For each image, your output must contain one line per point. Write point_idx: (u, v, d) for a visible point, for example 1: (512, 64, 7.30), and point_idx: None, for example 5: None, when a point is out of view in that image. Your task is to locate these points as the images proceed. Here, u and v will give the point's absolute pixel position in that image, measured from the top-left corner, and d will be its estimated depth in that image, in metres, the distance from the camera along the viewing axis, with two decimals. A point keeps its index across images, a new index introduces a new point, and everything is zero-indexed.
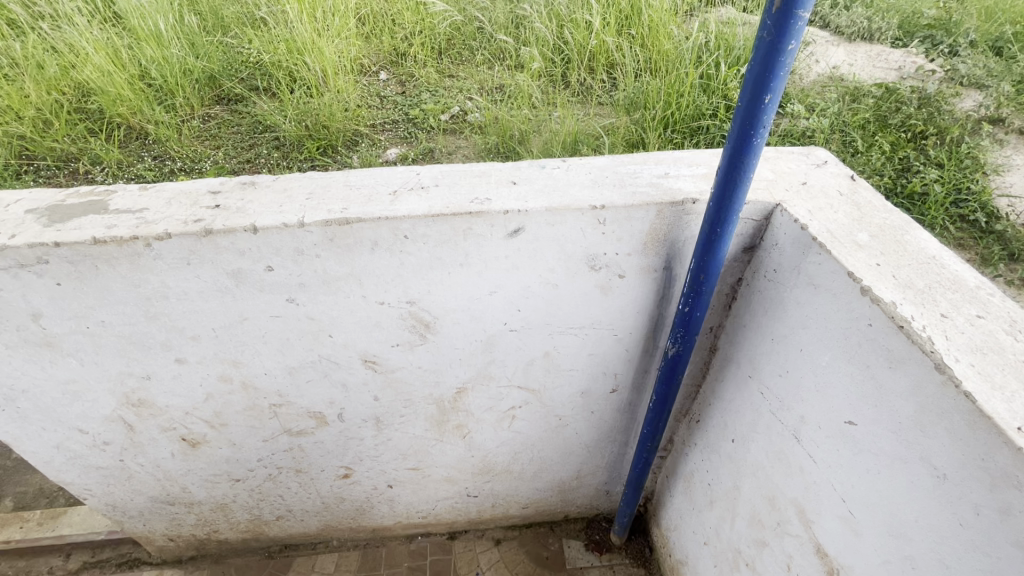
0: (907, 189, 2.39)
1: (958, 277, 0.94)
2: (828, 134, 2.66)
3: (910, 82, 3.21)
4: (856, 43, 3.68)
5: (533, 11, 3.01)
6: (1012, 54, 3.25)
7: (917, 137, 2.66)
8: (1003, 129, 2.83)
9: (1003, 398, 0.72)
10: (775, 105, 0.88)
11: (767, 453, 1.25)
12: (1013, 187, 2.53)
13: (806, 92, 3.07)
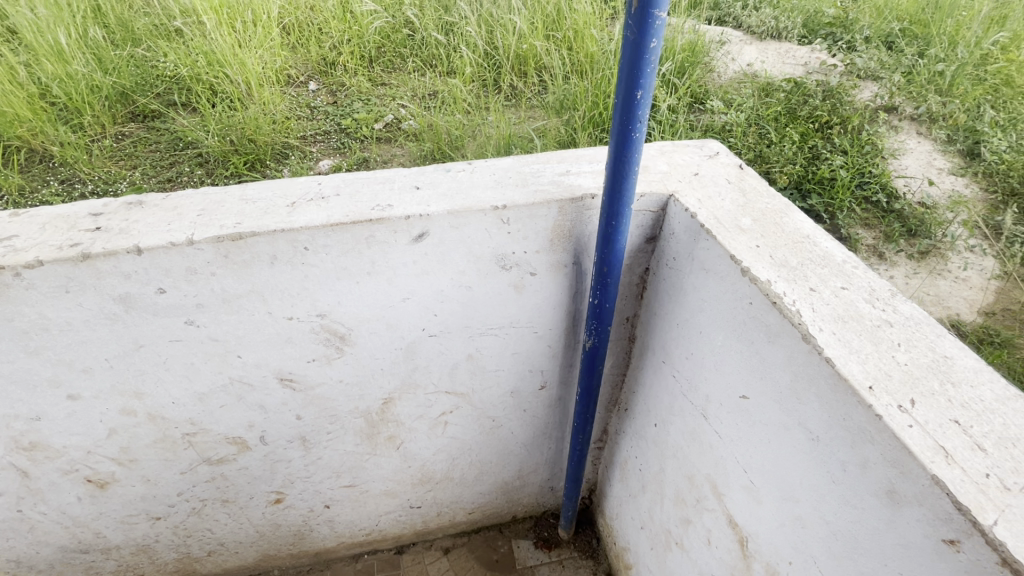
0: (817, 176, 2.57)
1: (828, 254, 1.01)
2: (745, 127, 2.82)
3: (816, 76, 3.45)
4: (766, 42, 3.93)
5: (462, 17, 3.05)
6: (902, 48, 3.56)
7: (824, 127, 2.85)
8: (896, 117, 3.12)
9: (857, 361, 0.78)
10: (649, 101, 0.92)
11: (683, 434, 1.30)
12: (908, 169, 2.80)
13: (724, 88, 3.25)
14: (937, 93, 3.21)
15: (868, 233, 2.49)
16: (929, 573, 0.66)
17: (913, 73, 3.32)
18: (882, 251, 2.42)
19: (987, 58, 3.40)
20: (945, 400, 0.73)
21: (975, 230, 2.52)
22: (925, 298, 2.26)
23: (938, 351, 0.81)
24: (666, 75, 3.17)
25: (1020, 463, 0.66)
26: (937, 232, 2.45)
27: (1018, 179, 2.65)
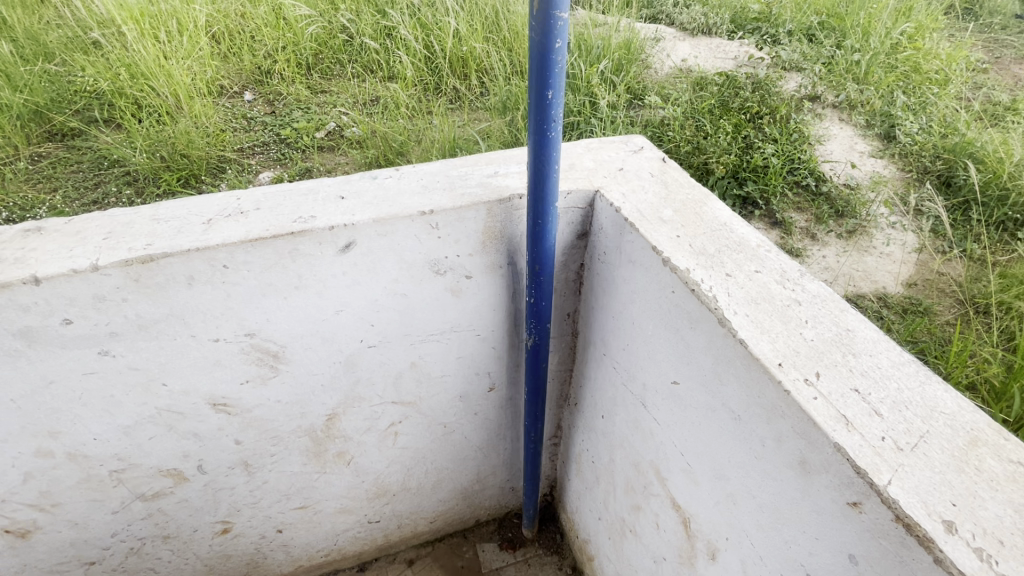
0: (751, 164, 2.68)
1: (743, 239, 1.06)
2: (682, 121, 2.91)
3: (745, 69, 3.61)
4: (698, 38, 4.08)
5: (399, 21, 3.04)
6: (822, 40, 3.77)
7: (755, 117, 2.95)
8: (820, 105, 3.31)
9: (768, 340, 0.82)
10: (561, 100, 0.94)
11: (627, 423, 1.33)
12: (832, 154, 2.98)
13: (661, 84, 3.35)
14: (854, 81, 3.42)
15: (801, 215, 2.66)
16: (839, 536, 0.70)
17: (832, 63, 3.53)
18: (815, 232, 2.59)
19: (897, 47, 3.64)
20: (846, 371, 0.78)
21: (896, 207, 2.71)
22: (855, 274, 2.42)
23: (841, 325, 0.86)
24: (604, 73, 3.25)
25: (912, 424, 0.70)
26: (862, 211, 2.66)
27: (929, 158, 2.87)
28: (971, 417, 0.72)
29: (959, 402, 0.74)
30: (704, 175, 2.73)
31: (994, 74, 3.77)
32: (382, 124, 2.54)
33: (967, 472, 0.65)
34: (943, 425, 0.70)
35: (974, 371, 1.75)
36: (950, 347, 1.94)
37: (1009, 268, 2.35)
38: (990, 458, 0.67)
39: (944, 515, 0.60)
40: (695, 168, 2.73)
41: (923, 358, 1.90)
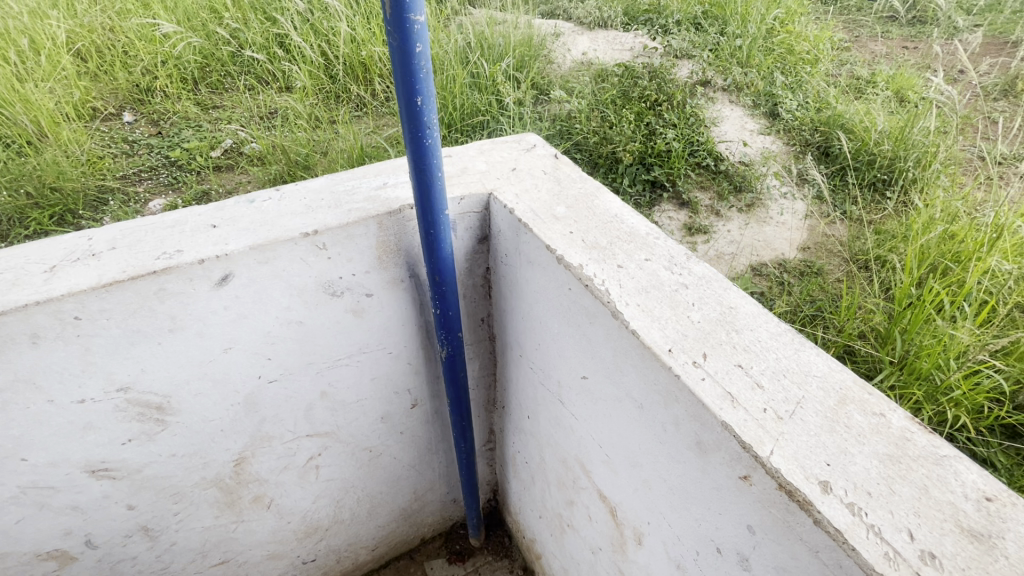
0: (655, 149, 2.79)
1: (633, 229, 1.08)
2: (588, 113, 2.98)
3: (642, 59, 3.76)
4: (595, 31, 4.20)
5: (289, 28, 2.89)
6: (707, 28, 4.00)
7: (655, 105, 3.06)
8: (711, 89, 3.51)
9: (658, 327, 0.84)
10: (432, 106, 0.90)
11: (549, 421, 1.33)
12: (727, 134, 3.17)
13: (564, 78, 3.42)
14: (738, 64, 3.66)
15: (704, 194, 2.82)
16: (736, 509, 0.73)
17: (718, 49, 3.76)
18: (719, 209, 2.76)
19: (772, 30, 3.92)
20: (731, 348, 0.81)
21: (785, 177, 2.93)
22: (756, 244, 2.60)
23: (725, 303, 0.90)
24: (508, 70, 3.26)
25: (789, 391, 0.74)
26: (757, 185, 2.85)
27: (809, 131, 3.13)
28: (840, 376, 0.77)
29: (829, 364, 0.79)
30: (613, 164, 2.82)
31: (855, 51, 4.17)
32: (282, 138, 2.41)
33: (838, 430, 0.69)
34: (816, 388, 0.75)
35: (863, 323, 1.91)
36: (841, 301, 2.11)
37: (884, 224, 2.59)
38: (856, 414, 0.72)
39: (820, 476, 0.64)
40: (605, 158, 2.81)
41: (820, 315, 2.06)
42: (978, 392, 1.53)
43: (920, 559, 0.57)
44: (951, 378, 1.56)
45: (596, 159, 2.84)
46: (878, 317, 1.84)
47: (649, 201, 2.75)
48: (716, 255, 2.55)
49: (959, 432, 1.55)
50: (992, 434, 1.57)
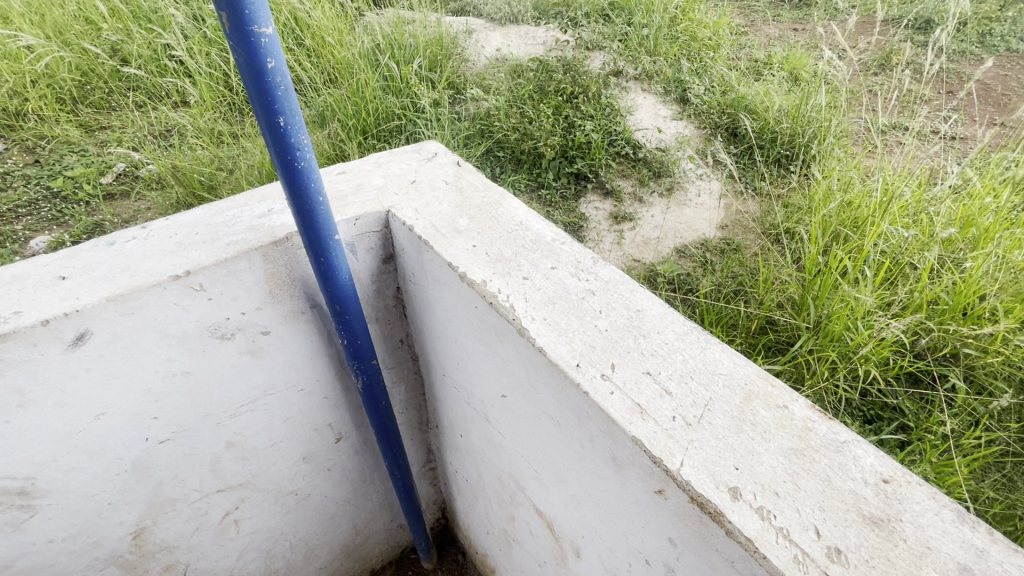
0: (576, 142, 2.80)
1: (539, 236, 1.05)
2: (506, 110, 2.94)
3: (555, 52, 3.77)
4: (506, 26, 4.16)
5: (177, 37, 2.64)
6: (614, 19, 4.08)
7: (571, 98, 3.07)
8: (624, 79, 3.57)
9: (565, 342, 0.81)
10: (299, 126, 0.82)
11: (480, 439, 1.28)
12: (642, 122, 3.24)
13: (480, 76, 3.36)
14: (647, 53, 3.75)
15: (626, 182, 2.87)
16: (657, 521, 0.71)
17: (627, 40, 3.83)
18: (641, 195, 2.81)
19: (675, 19, 4.05)
20: (639, 355, 0.79)
21: (699, 160, 3.02)
22: (679, 227, 2.67)
23: (632, 306, 0.88)
24: (420, 71, 3.15)
25: (697, 394, 0.73)
26: (674, 169, 2.93)
27: (717, 114, 3.25)
28: (744, 371, 0.77)
29: (734, 359, 0.79)
30: (537, 159, 2.80)
31: (752, 36, 4.38)
32: (182, 157, 2.21)
33: (745, 429, 0.69)
34: (722, 387, 0.74)
35: (782, 293, 1.98)
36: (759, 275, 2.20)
37: (790, 197, 2.73)
38: (762, 410, 0.72)
39: (729, 483, 0.63)
40: (528, 154, 2.79)
41: (742, 289, 2.13)
42: (883, 346, 1.64)
43: (827, 556, 0.56)
44: (860, 338, 1.65)
45: (520, 155, 2.82)
46: (793, 287, 1.93)
47: (574, 193, 2.76)
48: (642, 241, 2.59)
49: (870, 386, 1.65)
50: (898, 382, 1.69)
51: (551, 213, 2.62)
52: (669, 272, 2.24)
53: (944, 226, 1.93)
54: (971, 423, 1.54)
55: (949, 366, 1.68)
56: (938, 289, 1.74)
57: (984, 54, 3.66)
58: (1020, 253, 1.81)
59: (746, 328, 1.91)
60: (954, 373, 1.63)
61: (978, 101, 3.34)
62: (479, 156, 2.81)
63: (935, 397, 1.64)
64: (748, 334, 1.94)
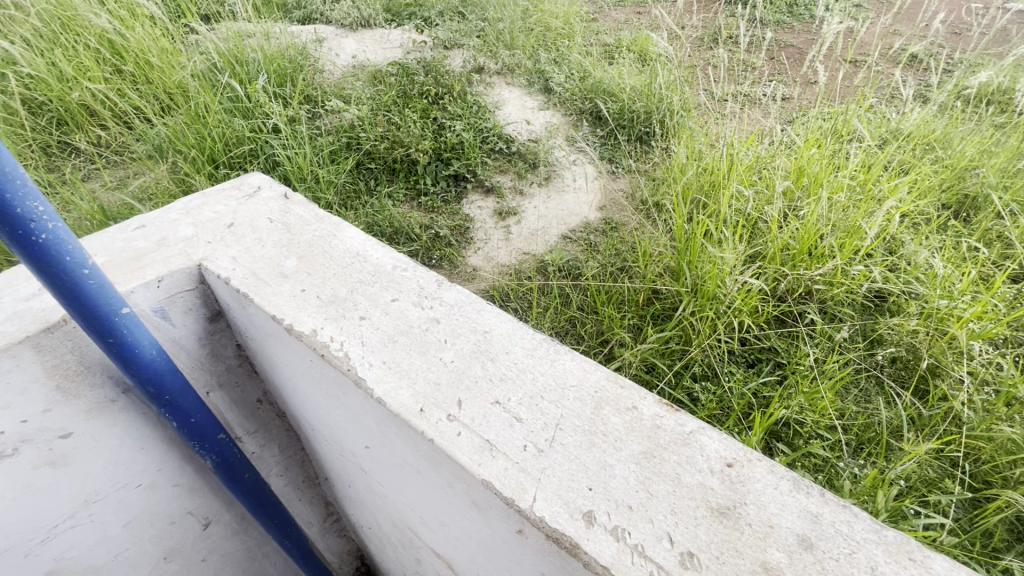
0: (448, 143, 2.73)
1: (378, 265, 0.96)
2: (372, 119, 2.78)
3: (414, 54, 3.64)
4: (359, 31, 3.94)
5: None
6: (469, 17, 4.05)
7: (436, 99, 2.99)
8: (487, 75, 3.56)
9: (407, 386, 0.74)
10: (23, 191, 0.65)
11: (364, 488, 1.17)
12: (511, 116, 3.24)
13: (337, 84, 3.14)
14: (505, 48, 3.77)
15: (504, 177, 2.83)
16: (529, 559, 0.66)
17: (484, 36, 3.83)
18: (522, 188, 2.77)
19: (527, 11, 4.08)
20: (486, 383, 0.74)
21: (570, 147, 3.05)
22: (560, 214, 2.62)
23: (478, 328, 0.83)
24: (266, 87, 2.86)
25: (547, 415, 0.70)
26: (548, 158, 2.92)
27: (580, 100, 3.31)
28: (594, 378, 0.75)
29: (583, 367, 0.76)
30: (412, 166, 2.68)
31: (601, 21, 4.55)
32: None
33: (596, 443, 0.66)
34: (573, 402, 0.71)
35: (661, 262, 2.03)
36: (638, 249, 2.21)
37: (655, 170, 2.81)
38: (612, 416, 0.70)
39: (583, 508, 0.60)
40: (401, 162, 2.67)
41: (627, 265, 2.16)
42: (748, 298, 1.76)
43: (681, 564, 0.55)
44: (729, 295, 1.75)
45: (393, 164, 2.68)
46: (668, 256, 2.00)
47: (455, 195, 2.66)
48: (529, 233, 2.52)
49: (746, 334, 1.76)
50: (769, 325, 1.81)
51: (434, 218, 2.48)
52: (557, 260, 2.20)
53: (781, 182, 2.11)
54: (828, 350, 1.70)
55: (806, 304, 1.84)
56: (785, 238, 1.90)
57: (793, 22, 4.13)
58: (844, 193, 2.02)
59: (635, 301, 1.95)
60: (810, 310, 1.79)
61: (794, 64, 3.75)
62: (349, 171, 2.61)
63: (797, 332, 1.78)
64: (636, 307, 1.98)
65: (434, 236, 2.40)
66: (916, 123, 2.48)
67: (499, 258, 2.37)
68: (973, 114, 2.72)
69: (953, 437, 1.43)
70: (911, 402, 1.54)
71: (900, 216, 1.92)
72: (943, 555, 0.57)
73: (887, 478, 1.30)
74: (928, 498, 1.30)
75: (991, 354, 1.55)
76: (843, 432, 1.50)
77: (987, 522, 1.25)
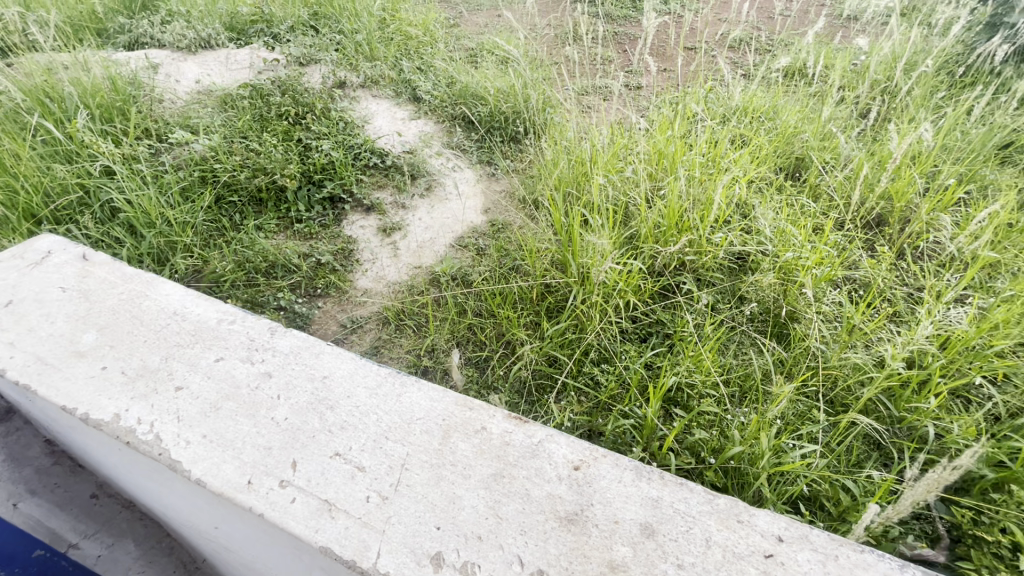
0: (316, 164, 2.49)
1: (199, 322, 0.99)
2: (228, 148, 2.50)
3: (267, 74, 3.35)
4: (200, 54, 3.48)
5: None
6: (323, 30, 3.81)
7: (298, 119, 2.76)
8: (350, 89, 3.34)
9: (231, 460, 0.79)
10: None
11: (235, 564, 1.05)
12: (381, 129, 3.01)
13: (181, 113, 2.78)
14: (366, 60, 3.61)
15: (384, 193, 2.58)
16: None
17: (342, 49, 3.65)
18: (403, 201, 2.54)
19: (383, 21, 3.95)
20: (325, 438, 0.82)
21: (448, 154, 2.89)
22: (448, 222, 2.45)
23: (316, 375, 0.90)
24: (91, 125, 2.48)
25: (393, 460, 0.80)
26: (426, 167, 2.71)
27: (450, 106, 3.21)
28: (437, 412, 0.87)
29: (428, 401, 0.87)
30: (280, 194, 2.42)
31: (464, 25, 4.39)
32: None
33: (445, 477, 0.78)
34: (420, 436, 0.83)
35: (547, 256, 2.00)
36: (525, 246, 2.13)
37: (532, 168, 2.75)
38: (460, 444, 0.82)
39: (432, 551, 0.71)
40: (267, 191, 2.40)
41: (518, 263, 2.09)
42: (631, 278, 1.83)
43: None
44: (613, 277, 1.81)
45: (259, 193, 2.40)
46: (554, 250, 2.00)
47: (333, 218, 2.41)
48: (417, 246, 2.32)
49: (634, 312, 1.83)
50: (652, 300, 1.90)
51: (314, 244, 2.23)
52: (448, 270, 2.08)
53: (644, 166, 2.22)
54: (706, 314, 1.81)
55: (681, 275, 1.95)
56: (654, 217, 2.01)
57: (638, 15, 4.40)
58: (697, 169, 2.18)
59: (529, 298, 1.92)
60: (686, 279, 1.91)
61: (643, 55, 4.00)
62: (207, 208, 2.31)
63: (677, 303, 1.88)
64: (532, 303, 1.93)
65: (316, 264, 2.16)
66: (747, 99, 2.74)
67: (389, 276, 2.17)
68: (792, 86, 3.06)
69: (814, 370, 1.58)
70: (776, 348, 1.68)
71: (746, 184, 2.11)
72: (763, 516, 0.77)
73: (768, 421, 1.40)
74: (801, 432, 1.44)
75: (832, 295, 1.77)
76: (727, 385, 1.61)
77: (846, 440, 1.41)
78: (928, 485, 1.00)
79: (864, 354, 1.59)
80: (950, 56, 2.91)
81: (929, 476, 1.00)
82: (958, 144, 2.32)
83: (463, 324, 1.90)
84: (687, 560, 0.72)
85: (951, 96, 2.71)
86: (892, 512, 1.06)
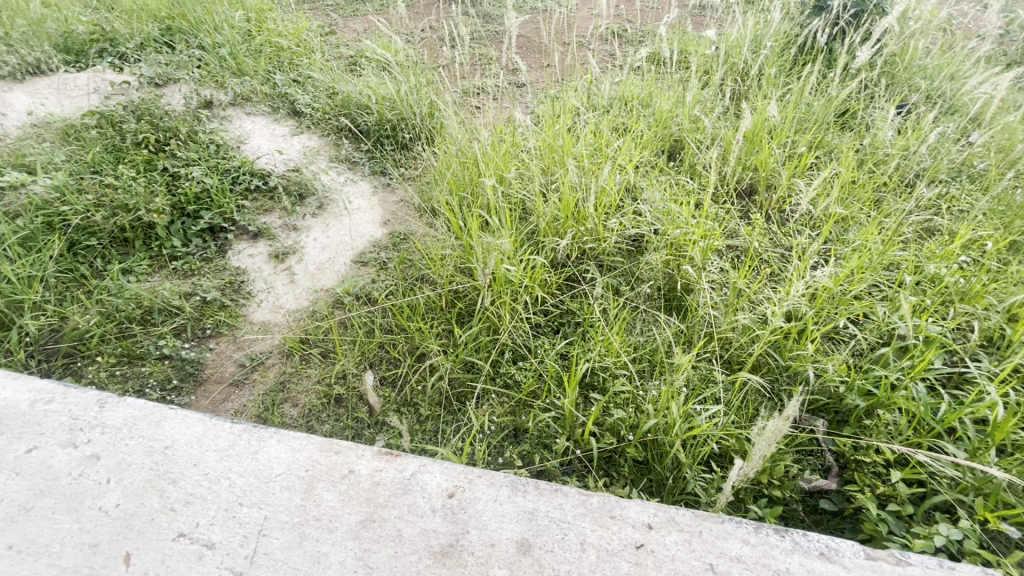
0: (188, 194, 2.26)
1: (8, 406, 1.07)
2: (77, 186, 2.19)
3: (116, 98, 2.96)
4: (30, 82, 3.04)
5: None
6: (179, 46, 3.44)
7: (160, 146, 2.48)
8: (218, 108, 3.04)
9: (47, 569, 0.85)
10: None
11: None
12: (259, 148, 2.77)
13: (10, 151, 2.38)
14: (234, 75, 3.31)
15: (271, 217, 2.36)
16: None
17: (205, 65, 3.33)
18: (293, 222, 2.35)
19: (248, 33, 3.65)
20: (167, 516, 0.92)
21: (336, 168, 2.73)
22: (345, 239, 2.29)
23: (157, 446, 1.02)
24: None
25: (248, 531, 0.90)
26: (315, 184, 2.52)
27: (333, 118, 3.04)
28: (299, 462, 1.01)
29: (287, 454, 1.02)
30: (149, 230, 2.15)
31: (340, 31, 4.17)
32: None
33: (309, 535, 0.90)
34: (282, 492, 0.96)
35: (451, 263, 1.95)
36: (427, 255, 2.05)
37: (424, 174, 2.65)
38: (325, 492, 0.96)
39: None
40: (132, 230, 2.13)
41: (423, 274, 2.02)
42: (536, 274, 1.85)
43: None
44: (518, 274, 1.81)
45: (122, 233, 2.12)
46: (456, 255, 1.96)
47: (216, 250, 2.17)
48: (316, 268, 2.15)
49: (544, 306, 1.84)
50: (560, 291, 1.93)
51: (196, 281, 2.01)
52: (350, 289, 1.97)
53: (535, 161, 2.24)
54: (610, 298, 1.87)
55: (582, 265, 2.00)
56: (551, 210, 2.04)
57: None
58: (585, 160, 2.24)
59: (438, 307, 1.86)
60: (589, 267, 1.95)
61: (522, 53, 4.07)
62: (60, 258, 2.01)
63: (583, 291, 1.92)
64: (442, 312, 1.88)
65: (201, 302, 1.95)
66: (622, 90, 2.87)
67: (287, 304, 1.98)
68: (662, 73, 3.25)
69: (711, 335, 1.67)
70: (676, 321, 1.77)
71: (631, 170, 2.20)
72: (634, 511, 0.97)
73: (677, 391, 1.46)
74: (704, 395, 1.52)
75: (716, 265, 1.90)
76: (638, 362, 1.66)
77: (738, 398, 1.51)
78: (769, 437, 1.08)
79: (751, 314, 1.72)
80: (788, 36, 3.23)
81: (767, 429, 1.07)
82: (803, 115, 2.58)
83: (374, 344, 1.80)
84: (564, 566, 0.88)
85: (794, 73, 3.01)
86: (747, 468, 1.13)
